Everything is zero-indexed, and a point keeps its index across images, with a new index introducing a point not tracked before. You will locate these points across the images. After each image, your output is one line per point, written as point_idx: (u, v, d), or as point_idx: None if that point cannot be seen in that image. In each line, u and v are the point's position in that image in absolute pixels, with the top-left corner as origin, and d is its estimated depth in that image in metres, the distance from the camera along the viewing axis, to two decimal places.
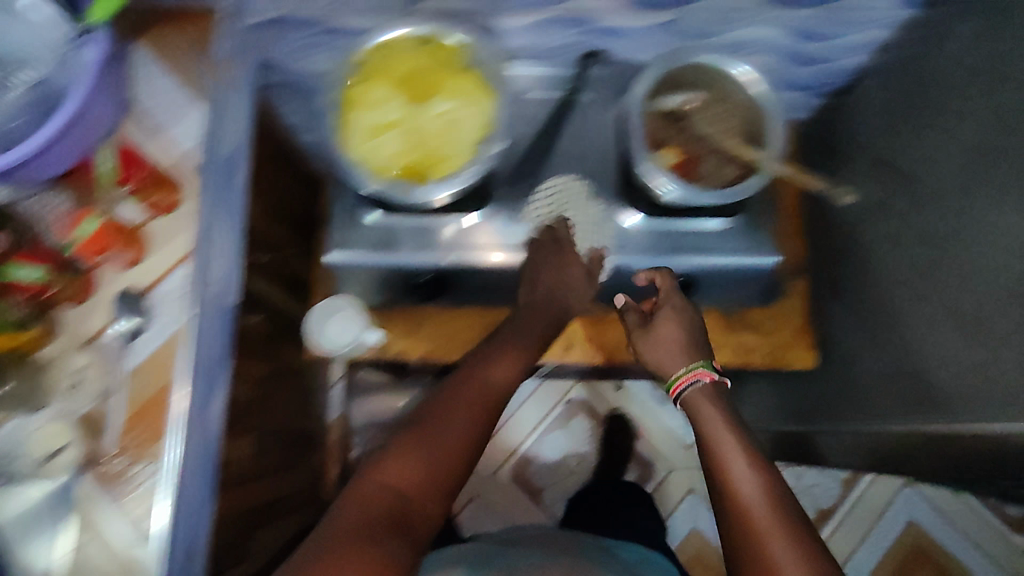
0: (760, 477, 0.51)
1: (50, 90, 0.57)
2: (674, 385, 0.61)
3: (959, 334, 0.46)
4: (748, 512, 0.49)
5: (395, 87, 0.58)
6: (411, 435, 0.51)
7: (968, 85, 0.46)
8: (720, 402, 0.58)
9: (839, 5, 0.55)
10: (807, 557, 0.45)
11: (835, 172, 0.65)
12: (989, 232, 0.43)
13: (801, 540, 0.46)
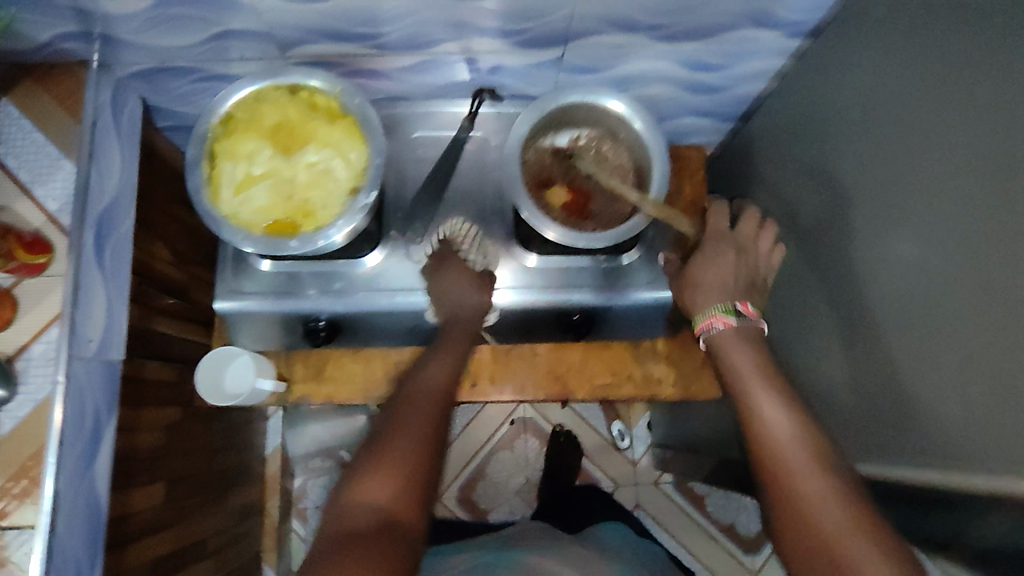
0: (783, 408, 0.59)
1: (216, 50, 0.67)
2: (703, 323, 0.67)
3: (915, 344, 0.54)
4: (784, 458, 0.56)
5: (267, 136, 0.64)
6: (400, 410, 0.59)
7: (892, 91, 0.58)
8: (746, 341, 0.64)
9: (781, 64, 0.77)
10: (843, 493, 0.52)
11: (759, 181, 0.86)
12: (933, 265, 0.52)
13: (837, 478, 0.54)
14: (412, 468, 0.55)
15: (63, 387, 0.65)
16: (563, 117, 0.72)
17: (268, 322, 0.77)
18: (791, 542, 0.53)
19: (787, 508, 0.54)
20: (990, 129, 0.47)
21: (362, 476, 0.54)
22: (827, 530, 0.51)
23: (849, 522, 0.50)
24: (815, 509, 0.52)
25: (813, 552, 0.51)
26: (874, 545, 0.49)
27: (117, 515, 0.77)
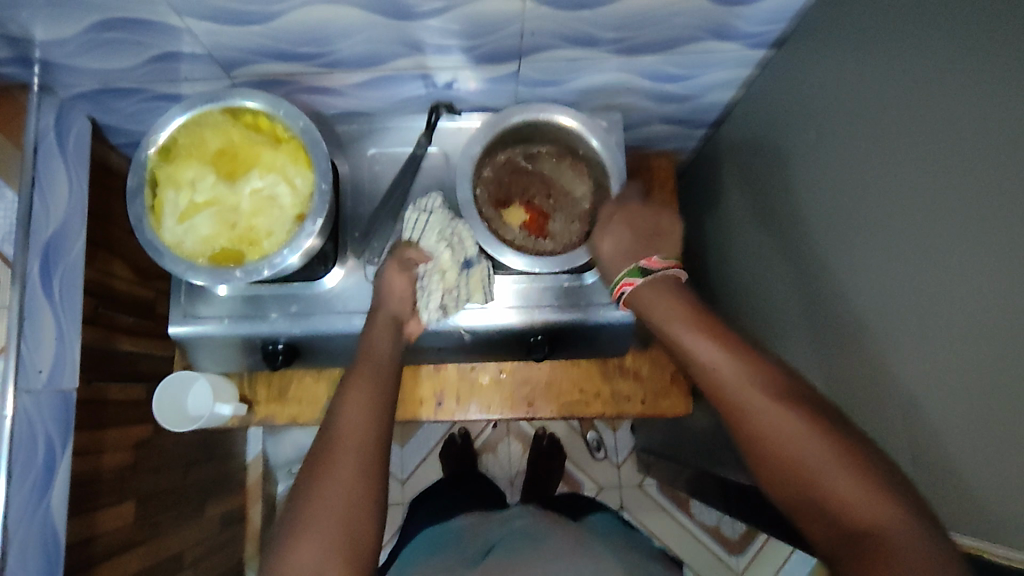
0: (711, 344, 0.54)
1: (158, 70, 0.65)
2: (618, 289, 0.62)
3: (897, 365, 0.53)
4: (728, 395, 0.52)
5: (210, 163, 0.63)
6: (330, 453, 0.55)
7: (861, 107, 0.56)
8: (665, 288, 0.59)
9: (748, 75, 0.74)
10: (798, 417, 0.49)
11: (731, 190, 0.84)
12: (909, 292, 0.51)
13: (782, 398, 0.50)
14: (340, 533, 0.51)
15: (10, 422, 0.63)
16: (519, 133, 0.70)
17: (227, 344, 0.75)
18: (773, 483, 0.49)
19: (756, 447, 0.50)
20: (963, 165, 0.45)
21: (285, 550, 0.51)
22: (798, 459, 0.48)
23: (812, 445, 0.48)
24: (779, 443, 0.49)
25: (794, 483, 0.48)
26: (843, 461, 0.46)
27: (77, 541, 0.73)
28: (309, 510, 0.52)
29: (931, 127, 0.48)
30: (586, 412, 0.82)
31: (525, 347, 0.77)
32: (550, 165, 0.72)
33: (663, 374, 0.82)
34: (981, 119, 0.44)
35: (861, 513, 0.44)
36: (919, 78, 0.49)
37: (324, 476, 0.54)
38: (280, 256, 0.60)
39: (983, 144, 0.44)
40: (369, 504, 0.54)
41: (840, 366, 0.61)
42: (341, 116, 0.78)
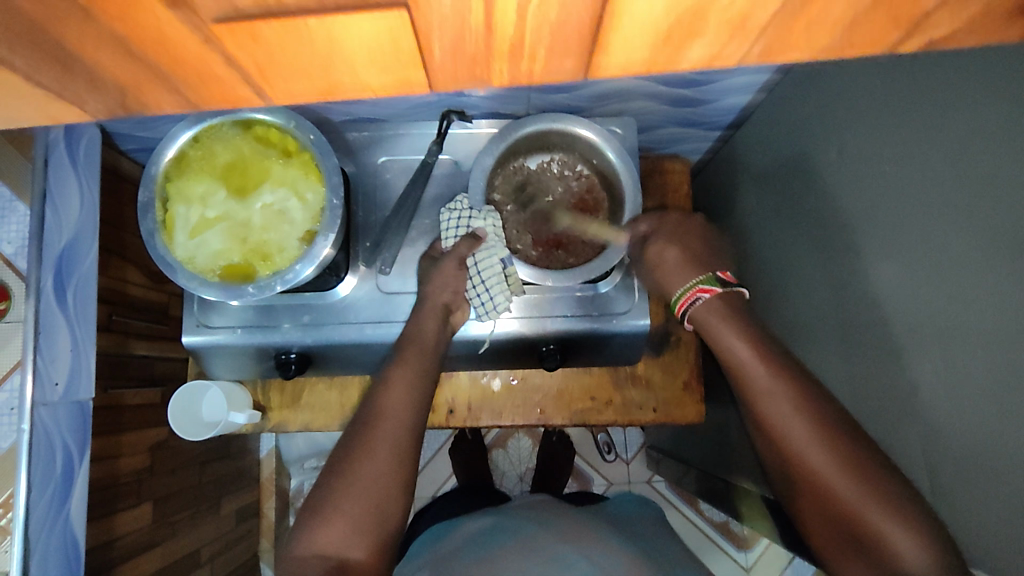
0: (773, 382, 0.56)
1: None
2: (688, 294, 0.63)
3: (915, 382, 0.52)
4: (783, 433, 0.54)
5: (218, 178, 0.62)
6: (365, 435, 0.57)
7: (878, 124, 0.55)
8: (733, 308, 0.62)
9: (767, 79, 0.73)
10: (847, 462, 0.51)
11: (748, 195, 0.83)
12: (920, 319, 0.50)
13: (837, 443, 0.52)
14: (367, 513, 0.54)
15: (29, 434, 0.64)
16: (532, 143, 0.69)
17: (240, 353, 0.75)
18: (817, 518, 0.53)
19: (801, 484, 0.53)
20: (973, 200, 0.44)
21: (316, 521, 0.53)
22: (844, 502, 0.50)
23: (861, 491, 0.50)
24: (828, 486, 0.51)
25: (837, 521, 0.51)
26: (888, 508, 0.49)
27: (99, 544, 0.74)
28: (340, 488, 0.54)
29: (944, 153, 0.47)
30: (599, 418, 0.82)
31: (537, 356, 0.76)
32: (564, 175, 0.72)
33: (676, 381, 0.83)
34: (1003, 140, 0.42)
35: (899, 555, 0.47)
36: (938, 102, 0.47)
37: (359, 456, 0.56)
38: (294, 270, 0.60)
39: (995, 182, 0.43)
40: (398, 491, 0.56)
41: (849, 381, 0.61)
42: (351, 122, 0.77)
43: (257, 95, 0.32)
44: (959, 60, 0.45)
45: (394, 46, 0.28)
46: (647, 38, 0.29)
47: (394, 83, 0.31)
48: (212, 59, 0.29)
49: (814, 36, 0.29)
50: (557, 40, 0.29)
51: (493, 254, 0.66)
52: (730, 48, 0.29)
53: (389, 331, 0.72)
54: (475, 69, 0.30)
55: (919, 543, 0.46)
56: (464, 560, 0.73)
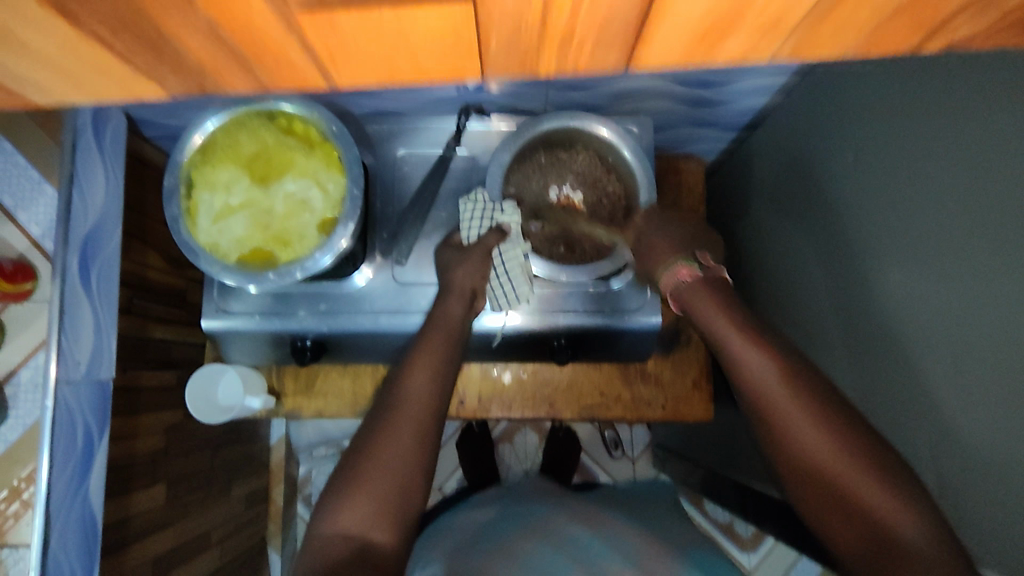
0: (756, 347, 0.53)
1: None
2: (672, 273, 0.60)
3: (924, 382, 0.52)
4: (768, 398, 0.51)
5: (241, 167, 0.64)
6: (389, 419, 0.58)
7: (891, 130, 0.55)
8: (713, 286, 0.58)
9: (785, 82, 0.73)
10: (836, 431, 0.49)
11: (761, 197, 0.83)
12: (928, 321, 0.51)
13: (827, 415, 0.50)
14: (390, 495, 0.55)
15: (51, 411, 0.66)
16: (553, 138, 0.70)
17: (256, 339, 0.76)
18: (798, 490, 0.50)
19: (787, 453, 0.50)
20: (978, 208, 0.46)
21: (339, 504, 0.54)
22: (833, 471, 0.48)
23: (851, 462, 0.48)
24: (813, 453, 0.49)
25: (821, 493, 0.48)
26: (883, 480, 0.47)
27: (114, 522, 0.76)
28: (364, 470, 0.55)
29: (954, 162, 0.48)
30: (607, 413, 0.83)
31: (548, 350, 0.77)
32: (585, 172, 0.71)
33: (685, 381, 0.83)
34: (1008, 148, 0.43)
35: (887, 525, 0.45)
36: (950, 111, 0.48)
37: (382, 438, 0.57)
38: (313, 259, 0.61)
39: (1001, 187, 0.43)
40: (420, 476, 0.57)
41: (856, 383, 0.62)
42: (371, 115, 0.78)
43: (322, 77, 0.35)
44: (974, 69, 0.46)
45: (456, 37, 0.31)
46: (685, 33, 0.31)
47: (449, 67, 0.34)
48: (288, 43, 0.31)
49: (842, 36, 0.31)
50: (602, 31, 0.30)
51: (518, 246, 0.67)
52: (762, 43, 0.31)
53: (404, 321, 0.74)
54: (527, 57, 0.33)
55: (907, 517, 0.45)
56: (472, 547, 0.74)
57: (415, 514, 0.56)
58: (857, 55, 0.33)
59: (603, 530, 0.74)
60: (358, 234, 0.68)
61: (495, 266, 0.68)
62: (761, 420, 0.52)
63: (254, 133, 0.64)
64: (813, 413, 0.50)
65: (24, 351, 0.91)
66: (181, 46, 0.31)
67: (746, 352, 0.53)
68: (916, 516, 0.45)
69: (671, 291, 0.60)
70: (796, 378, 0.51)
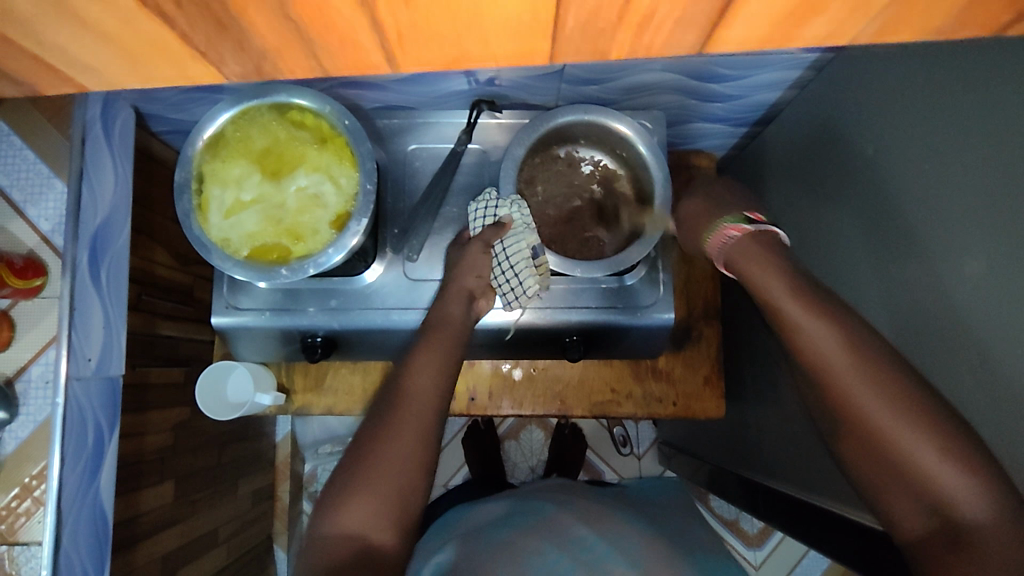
0: (819, 318, 0.51)
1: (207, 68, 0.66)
2: (716, 234, 0.60)
3: (940, 380, 0.51)
4: (832, 372, 0.50)
5: (253, 162, 0.63)
6: (393, 418, 0.58)
7: (907, 125, 0.55)
8: (763, 244, 0.57)
9: (800, 76, 0.73)
10: (904, 406, 0.47)
11: (774, 192, 0.83)
12: (944, 318, 0.51)
13: (891, 380, 0.48)
14: (393, 493, 0.54)
15: (62, 408, 0.65)
16: (567, 132, 0.69)
17: (266, 335, 0.76)
18: (862, 461, 0.49)
19: (853, 427, 0.49)
20: (1001, 205, 0.44)
21: (340, 502, 0.54)
22: (898, 446, 0.47)
23: (920, 438, 0.46)
24: (878, 425, 0.47)
25: (888, 467, 0.47)
26: (953, 456, 0.44)
27: (123, 520, 0.75)
28: (369, 470, 0.55)
29: (974, 156, 0.47)
30: (617, 409, 0.83)
31: (559, 347, 0.77)
32: (606, 178, 0.72)
33: (696, 377, 0.83)
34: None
35: (957, 503, 0.44)
36: (969, 105, 0.48)
37: (385, 436, 0.56)
38: (326, 255, 0.60)
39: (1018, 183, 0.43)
40: (419, 474, 0.56)
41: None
42: (382, 110, 0.77)
43: (387, 62, 0.35)
44: (995, 64, 0.45)
45: (535, 16, 0.30)
46: (767, 17, 0.30)
47: (520, 50, 0.34)
48: (360, 25, 0.30)
49: (930, 16, 0.30)
50: (685, 13, 0.30)
51: (521, 239, 0.65)
52: (852, 24, 0.31)
53: (415, 317, 0.73)
54: (601, 39, 0.32)
55: (979, 492, 0.43)
56: (481, 543, 0.74)
57: (417, 510, 0.56)
58: (938, 34, 0.32)
59: (611, 529, 0.74)
60: (370, 230, 0.67)
61: (498, 258, 0.67)
62: (825, 388, 0.51)
63: (268, 127, 0.64)
64: (877, 381, 0.48)
65: (34, 347, 0.91)
66: (231, 29, 0.30)
67: (806, 321, 0.52)
68: (991, 492, 0.43)
69: (719, 253, 0.60)
70: (859, 346, 0.50)
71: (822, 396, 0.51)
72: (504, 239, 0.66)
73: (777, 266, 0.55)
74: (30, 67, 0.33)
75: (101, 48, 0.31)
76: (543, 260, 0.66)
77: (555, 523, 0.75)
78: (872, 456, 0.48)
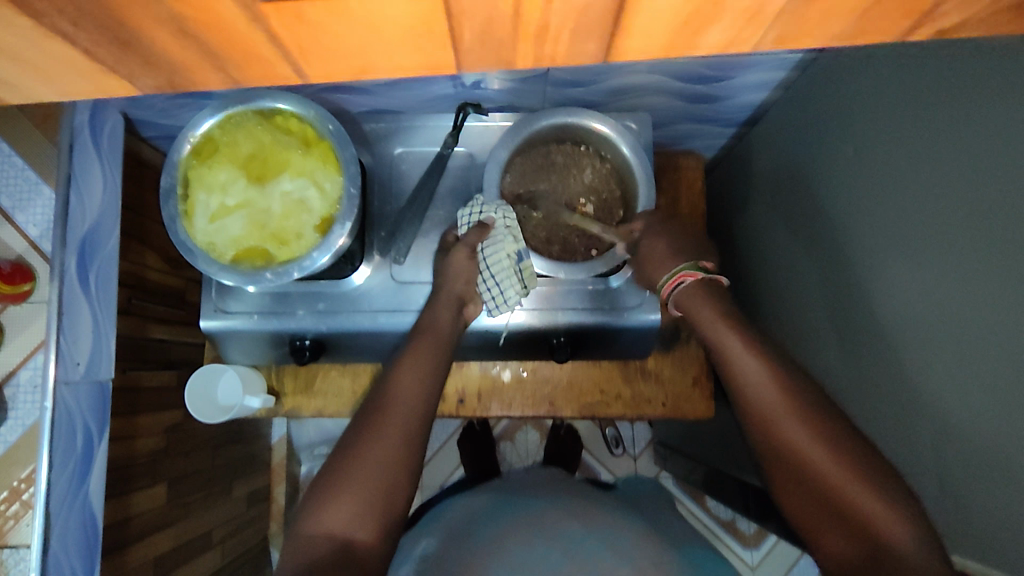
0: (754, 355, 0.55)
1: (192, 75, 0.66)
2: (671, 280, 0.62)
3: (922, 378, 0.51)
4: (764, 405, 0.53)
5: (238, 166, 0.63)
6: (375, 423, 0.58)
7: (890, 124, 0.55)
8: (714, 294, 0.60)
9: (784, 76, 0.73)
10: (828, 439, 0.50)
11: (761, 192, 0.83)
12: (926, 316, 0.50)
13: (818, 417, 0.51)
14: (375, 496, 0.54)
15: (51, 411, 0.67)
16: (551, 134, 0.69)
17: (255, 338, 0.76)
18: (793, 497, 0.51)
19: (780, 460, 0.52)
20: (982, 202, 0.44)
21: (321, 504, 0.54)
22: (828, 478, 0.49)
23: (845, 470, 0.49)
24: (810, 457, 0.50)
25: (815, 499, 0.50)
26: (869, 483, 0.48)
27: (114, 521, 0.75)
28: (351, 472, 0.55)
29: (953, 156, 0.47)
30: (607, 410, 0.83)
31: (547, 349, 0.77)
32: (598, 178, 0.71)
33: (685, 378, 0.83)
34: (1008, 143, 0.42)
35: (872, 526, 0.46)
36: (952, 104, 0.48)
37: (369, 439, 0.57)
38: (310, 257, 0.61)
39: (999, 180, 0.43)
40: (405, 476, 0.56)
41: (854, 375, 0.61)
42: (369, 114, 0.78)
43: (297, 73, 0.35)
44: (973, 65, 0.45)
45: (429, 28, 0.30)
46: (663, 26, 0.31)
47: (427, 64, 0.34)
48: (257, 37, 0.31)
49: (829, 24, 0.31)
50: (577, 24, 0.30)
51: (502, 245, 0.65)
52: (744, 34, 0.32)
53: (401, 320, 0.74)
54: (504, 50, 0.33)
55: (899, 522, 0.46)
56: (467, 539, 0.74)
57: (398, 513, 0.55)
58: (845, 41, 0.33)
59: (601, 523, 0.73)
60: (356, 234, 0.67)
61: (480, 266, 0.67)
62: (761, 423, 0.53)
63: (252, 133, 0.64)
64: (812, 419, 0.51)
65: (23, 351, 0.92)
66: (155, 45, 0.31)
67: (743, 359, 0.55)
68: (908, 522, 0.46)
69: (670, 302, 0.63)
70: (791, 385, 0.53)
71: (755, 432, 0.54)
72: (488, 244, 0.66)
73: (727, 313, 0.58)
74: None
75: (46, 64, 0.32)
76: (527, 263, 0.66)
77: (539, 515, 0.75)
78: (802, 490, 0.50)
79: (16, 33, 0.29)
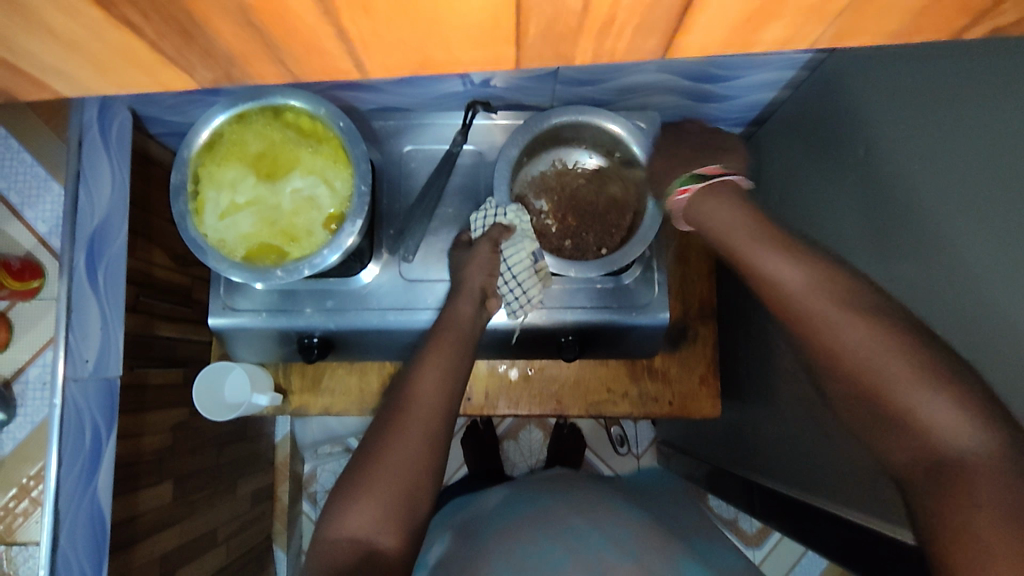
0: (785, 260, 0.52)
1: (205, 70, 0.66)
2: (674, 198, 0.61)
3: None
4: (806, 311, 0.49)
5: (248, 164, 0.63)
6: (395, 424, 0.58)
7: (895, 126, 0.55)
8: (726, 198, 0.57)
9: (793, 77, 0.73)
10: (898, 347, 0.44)
11: (767, 192, 0.83)
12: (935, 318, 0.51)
13: (866, 314, 0.47)
14: (400, 499, 0.54)
15: (59, 410, 0.66)
16: (560, 132, 0.69)
17: (264, 336, 0.76)
18: (847, 406, 0.47)
19: (832, 371, 0.47)
20: (986, 204, 0.45)
21: (347, 505, 0.54)
22: (878, 379, 0.44)
23: (896, 367, 0.44)
24: (856, 360, 0.45)
25: (868, 402, 0.45)
26: (926, 378, 0.42)
27: (122, 519, 0.76)
28: (375, 473, 0.55)
29: (958, 159, 0.47)
30: (612, 408, 0.83)
31: (555, 347, 0.77)
32: (608, 178, 0.72)
33: (692, 377, 0.83)
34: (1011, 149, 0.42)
35: (944, 437, 0.40)
36: (957, 105, 0.48)
37: (391, 440, 0.57)
38: (320, 256, 0.60)
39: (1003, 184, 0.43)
40: (428, 478, 0.56)
41: None
42: (377, 111, 0.77)
43: (355, 66, 0.35)
44: (980, 66, 0.45)
45: (497, 22, 0.31)
46: (727, 23, 0.31)
47: (486, 57, 0.34)
48: (322, 31, 0.31)
49: (883, 21, 0.32)
50: (643, 20, 0.31)
51: (521, 248, 0.66)
52: (807, 28, 0.32)
53: (411, 318, 0.74)
54: (565, 44, 0.33)
55: (962, 419, 0.40)
56: (478, 538, 0.74)
57: (420, 513, 0.55)
58: (901, 37, 0.34)
59: (613, 519, 0.73)
60: (366, 230, 0.67)
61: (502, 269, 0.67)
62: (805, 330, 0.49)
63: (264, 130, 0.64)
64: (855, 317, 0.47)
65: (32, 348, 0.92)
66: (215, 36, 0.31)
67: (774, 268, 0.52)
68: (969, 418, 0.40)
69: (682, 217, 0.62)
70: (828, 287, 0.49)
71: (805, 342, 0.50)
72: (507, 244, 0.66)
73: (752, 220, 0.56)
74: (17, 78, 0.34)
75: (93, 54, 0.31)
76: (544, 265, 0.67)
77: (550, 514, 0.75)
78: (853, 396, 0.46)
79: (77, 23, 0.29)
